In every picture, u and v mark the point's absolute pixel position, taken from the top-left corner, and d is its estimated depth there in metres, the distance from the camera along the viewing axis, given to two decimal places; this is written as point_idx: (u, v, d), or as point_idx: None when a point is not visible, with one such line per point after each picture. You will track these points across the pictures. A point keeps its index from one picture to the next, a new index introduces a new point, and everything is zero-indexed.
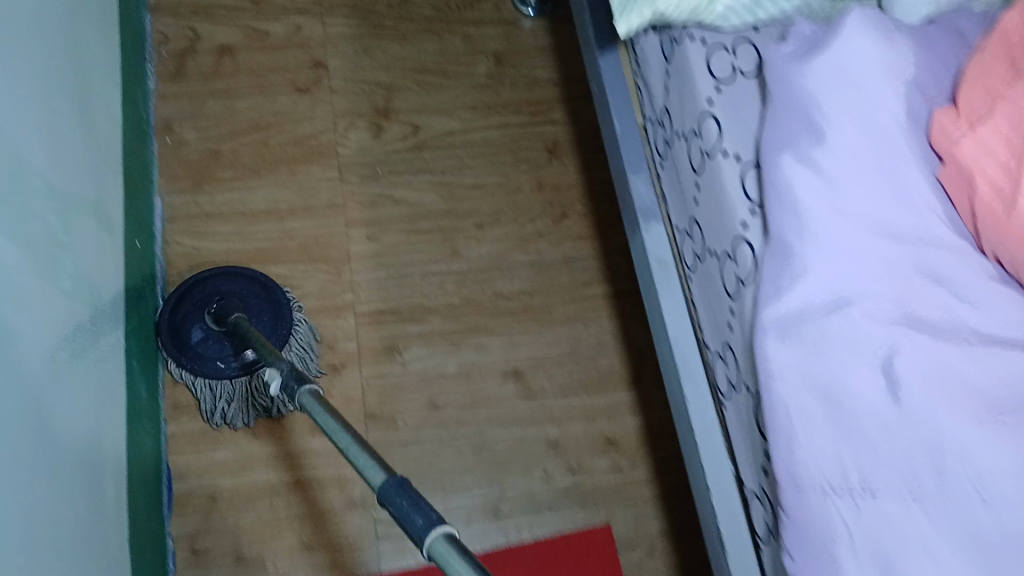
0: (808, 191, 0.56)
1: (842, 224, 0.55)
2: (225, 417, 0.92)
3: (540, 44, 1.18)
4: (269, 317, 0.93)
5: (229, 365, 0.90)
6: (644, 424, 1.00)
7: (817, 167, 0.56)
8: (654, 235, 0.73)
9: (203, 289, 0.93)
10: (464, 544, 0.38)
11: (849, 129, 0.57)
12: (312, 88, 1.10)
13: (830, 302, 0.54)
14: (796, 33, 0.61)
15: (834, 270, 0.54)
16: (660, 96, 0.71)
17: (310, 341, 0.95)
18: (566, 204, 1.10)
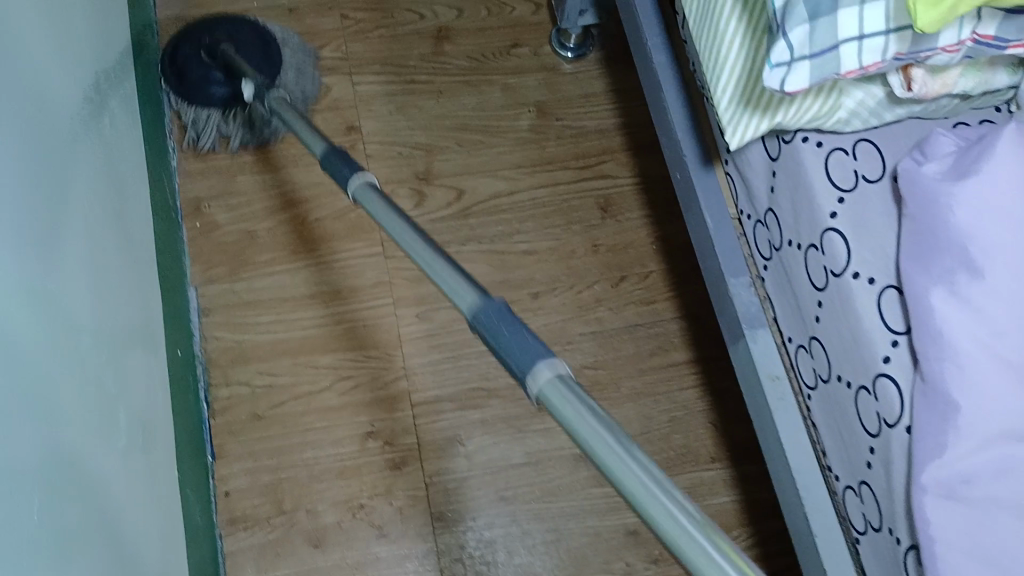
0: (967, 336, 0.53)
1: (1008, 371, 0.52)
2: (197, 134, 1.03)
3: (584, 91, 1.10)
4: (259, 59, 1.05)
5: (219, 89, 1.03)
6: (741, 505, 0.92)
7: (976, 308, 0.53)
8: (761, 345, 0.69)
9: (202, 28, 1.06)
10: (374, 186, 0.58)
11: (1009, 264, 0.53)
12: (346, 155, 1.04)
13: (1000, 462, 0.51)
14: (937, 146, 0.58)
15: (1002, 425, 0.51)
16: (764, 199, 0.69)
17: (303, 66, 1.07)
18: (625, 266, 1.02)
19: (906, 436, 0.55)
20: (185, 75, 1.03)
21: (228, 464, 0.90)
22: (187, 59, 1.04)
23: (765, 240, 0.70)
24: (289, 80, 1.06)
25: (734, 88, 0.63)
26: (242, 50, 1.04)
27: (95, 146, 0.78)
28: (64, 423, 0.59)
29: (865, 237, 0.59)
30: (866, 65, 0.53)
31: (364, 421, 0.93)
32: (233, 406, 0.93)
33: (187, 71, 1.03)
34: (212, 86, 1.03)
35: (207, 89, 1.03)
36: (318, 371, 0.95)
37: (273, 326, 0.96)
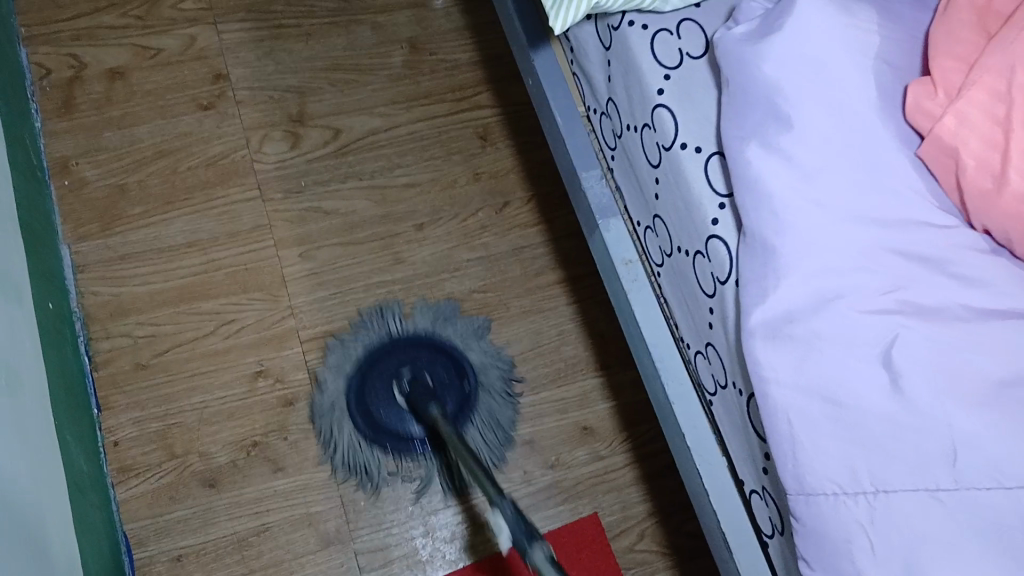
0: (775, 180, 0.57)
1: (817, 212, 0.55)
2: (347, 459, 0.89)
3: (455, 26, 1.11)
4: (442, 370, 0.92)
5: (411, 433, 0.90)
6: (622, 410, 0.95)
7: (786, 156, 0.57)
8: (614, 232, 0.72)
9: (373, 374, 0.91)
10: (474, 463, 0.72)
11: (812, 109, 0.56)
12: (216, 103, 1.04)
13: (818, 300, 0.54)
14: (748, 13, 0.62)
15: (816, 262, 0.54)
16: (604, 90, 0.72)
17: (503, 414, 0.92)
18: (506, 192, 1.04)
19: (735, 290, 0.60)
20: (371, 410, 0.90)
21: (114, 416, 0.89)
22: (375, 393, 0.91)
23: (610, 130, 0.72)
24: (489, 415, 0.92)
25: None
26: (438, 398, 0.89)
27: None
28: None
29: (692, 109, 0.64)
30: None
31: (253, 361, 0.93)
32: (115, 358, 0.91)
33: (371, 400, 0.90)
34: (405, 426, 0.90)
35: (388, 416, 0.90)
36: (202, 317, 0.94)
37: (152, 278, 0.95)
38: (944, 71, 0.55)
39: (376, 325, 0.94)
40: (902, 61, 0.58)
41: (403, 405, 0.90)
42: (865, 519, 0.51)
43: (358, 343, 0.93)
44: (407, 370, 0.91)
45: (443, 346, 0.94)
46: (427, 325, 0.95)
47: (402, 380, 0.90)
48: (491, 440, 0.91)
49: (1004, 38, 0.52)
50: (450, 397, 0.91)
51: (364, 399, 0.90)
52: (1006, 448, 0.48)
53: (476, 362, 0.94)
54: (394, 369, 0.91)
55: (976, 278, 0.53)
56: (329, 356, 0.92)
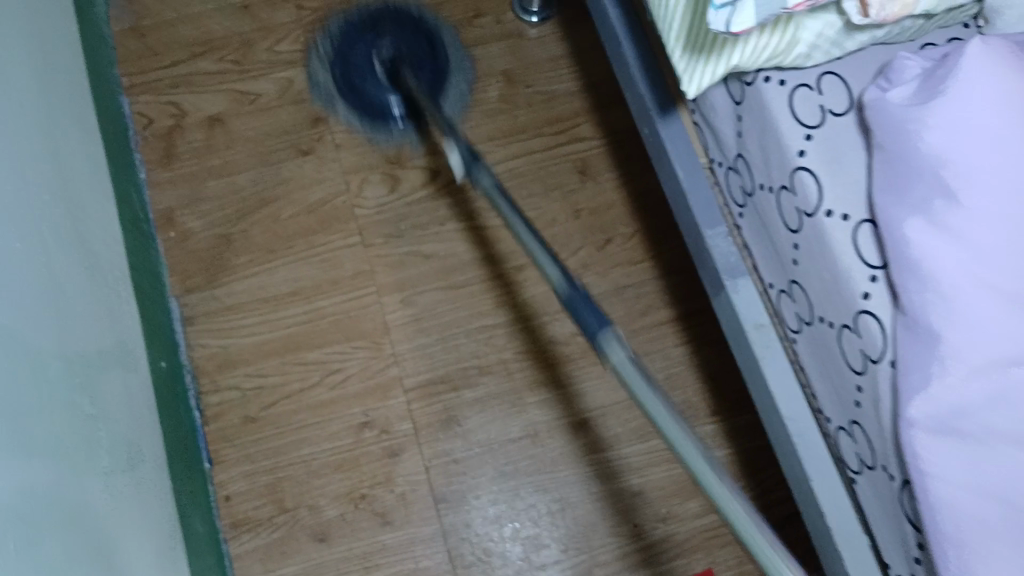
0: (946, 260, 0.49)
1: (1001, 300, 0.47)
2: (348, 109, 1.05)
3: (551, 55, 1.07)
4: (423, 44, 1.07)
5: (388, 91, 1.06)
6: (731, 458, 0.92)
7: (956, 233, 0.49)
8: (744, 294, 0.65)
9: (366, 41, 1.08)
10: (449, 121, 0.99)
11: (993, 183, 0.49)
12: (315, 147, 1.03)
13: (997, 396, 0.47)
14: (901, 71, 0.54)
15: (997, 354, 0.47)
16: (732, 144, 0.65)
17: (465, 88, 1.05)
18: (608, 228, 1.00)
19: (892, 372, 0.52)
20: (354, 84, 1.06)
21: (225, 470, 0.90)
22: (357, 61, 1.07)
23: (738, 186, 0.66)
24: (456, 86, 1.05)
25: (682, 37, 0.60)
26: (410, 53, 1.07)
27: (57, 178, 0.77)
28: (42, 457, 0.59)
29: (836, 169, 0.56)
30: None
31: (358, 412, 0.92)
32: (225, 412, 0.92)
33: (358, 74, 1.06)
34: (382, 99, 1.05)
35: (368, 88, 1.06)
36: (308, 367, 0.94)
37: (257, 328, 0.95)
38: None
39: (361, 22, 1.09)
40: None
41: (382, 80, 1.06)
42: None
43: (331, 36, 1.08)
44: (384, 49, 1.07)
45: (407, 20, 1.09)
46: (406, 21, 1.09)
47: (382, 54, 1.07)
48: (457, 96, 1.05)
49: None
50: (422, 69, 1.06)
51: (352, 90, 1.06)
52: None
53: (451, 56, 1.07)
54: (371, 53, 1.07)
55: None
56: (332, 85, 1.06)
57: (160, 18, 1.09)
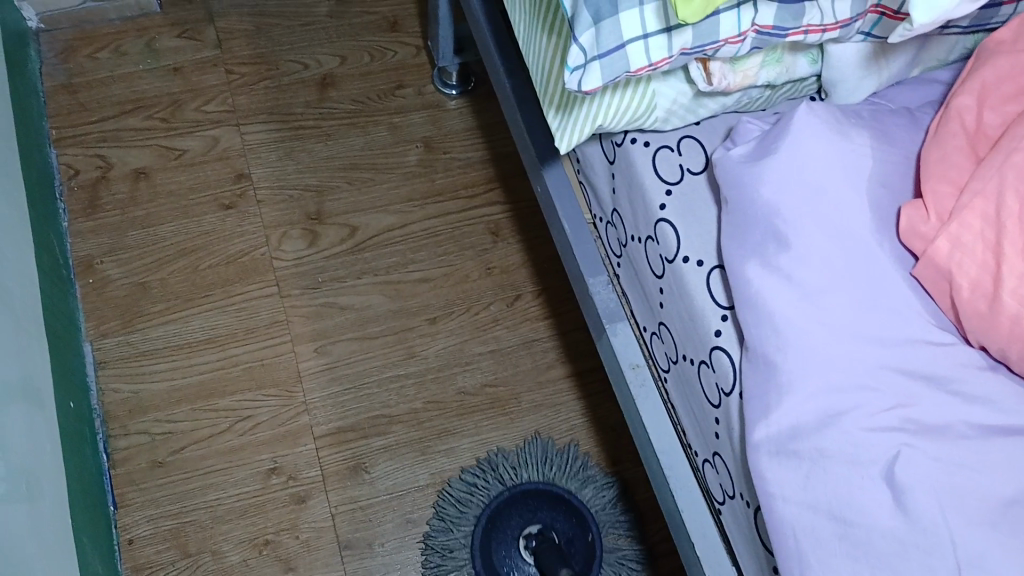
0: (774, 297, 0.56)
1: (823, 331, 0.55)
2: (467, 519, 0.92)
3: (467, 125, 1.15)
4: (561, 515, 0.92)
5: (506, 496, 0.93)
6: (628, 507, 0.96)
7: (786, 275, 0.56)
8: (622, 338, 0.72)
9: (506, 501, 0.93)
10: None
11: (815, 231, 0.56)
12: (237, 203, 1.07)
13: (822, 416, 0.54)
14: (745, 134, 0.63)
15: (821, 377, 0.54)
16: (609, 200, 0.74)
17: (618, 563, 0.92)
18: (517, 286, 1.06)
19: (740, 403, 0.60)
20: (495, 565, 0.90)
21: (130, 514, 0.90)
22: (505, 559, 0.90)
23: (616, 239, 0.75)
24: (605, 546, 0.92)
25: (556, 98, 0.68)
26: (542, 496, 0.93)
27: None
28: None
29: (693, 222, 0.65)
30: (655, 62, 0.56)
31: (267, 458, 0.94)
32: (133, 456, 0.92)
33: (494, 551, 0.91)
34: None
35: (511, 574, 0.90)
36: (218, 414, 0.95)
37: (170, 374, 0.97)
38: (937, 195, 0.56)
39: (517, 459, 0.95)
40: (897, 181, 0.59)
41: (528, 561, 0.90)
42: None
43: (488, 488, 0.93)
44: (534, 528, 0.91)
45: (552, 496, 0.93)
46: (564, 466, 0.95)
47: (529, 535, 0.91)
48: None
49: (993, 161, 0.54)
50: (575, 550, 0.91)
51: (487, 555, 0.90)
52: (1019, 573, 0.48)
53: (592, 504, 0.94)
54: (517, 552, 0.91)
55: (978, 396, 0.53)
56: (446, 511, 0.92)
57: (93, 76, 1.13)
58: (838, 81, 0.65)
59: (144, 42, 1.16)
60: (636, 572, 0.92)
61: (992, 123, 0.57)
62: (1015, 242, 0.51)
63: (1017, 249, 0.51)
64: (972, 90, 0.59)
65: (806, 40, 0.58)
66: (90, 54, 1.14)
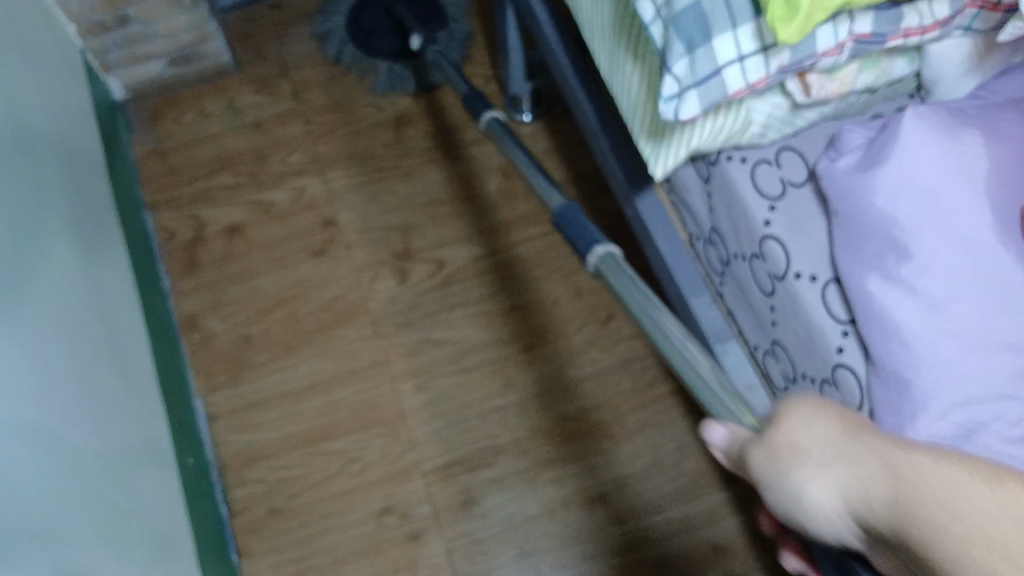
0: (902, 312, 0.55)
1: (956, 345, 0.54)
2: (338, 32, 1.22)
3: (543, 148, 1.15)
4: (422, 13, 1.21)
5: (386, 24, 1.20)
6: (746, 523, 0.93)
7: (912, 287, 0.55)
8: (733, 356, 0.71)
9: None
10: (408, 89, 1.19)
11: (934, 240, 0.55)
12: (328, 249, 1.10)
13: (960, 432, 0.53)
14: (848, 142, 0.60)
15: (960, 394, 0.53)
16: (706, 219, 0.73)
17: (460, 39, 1.20)
18: (610, 305, 1.05)
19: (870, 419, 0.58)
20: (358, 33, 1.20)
21: (254, 562, 0.92)
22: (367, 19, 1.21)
23: (716, 258, 0.74)
24: (452, 35, 1.20)
25: (647, 124, 0.68)
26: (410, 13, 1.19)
27: (86, 288, 0.83)
28: (80, 546, 0.63)
29: (800, 237, 0.63)
30: (752, 82, 0.56)
31: (380, 498, 0.95)
32: (252, 505, 0.95)
33: (363, 15, 1.21)
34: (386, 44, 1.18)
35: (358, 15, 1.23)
36: (329, 458, 0.97)
37: (280, 422, 0.99)
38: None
39: None
40: (1019, 177, 0.57)
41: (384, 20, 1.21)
42: None
43: None
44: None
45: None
46: None
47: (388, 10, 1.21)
48: (451, 41, 1.19)
49: None
50: (421, 12, 1.20)
51: (356, 27, 1.21)
52: None
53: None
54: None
55: None
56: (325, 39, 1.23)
57: (181, 139, 1.18)
58: (938, 77, 0.64)
59: (225, 101, 1.20)
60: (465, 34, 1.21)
61: None
62: None
63: None
64: None
65: (906, 42, 0.59)
66: (176, 118, 1.19)
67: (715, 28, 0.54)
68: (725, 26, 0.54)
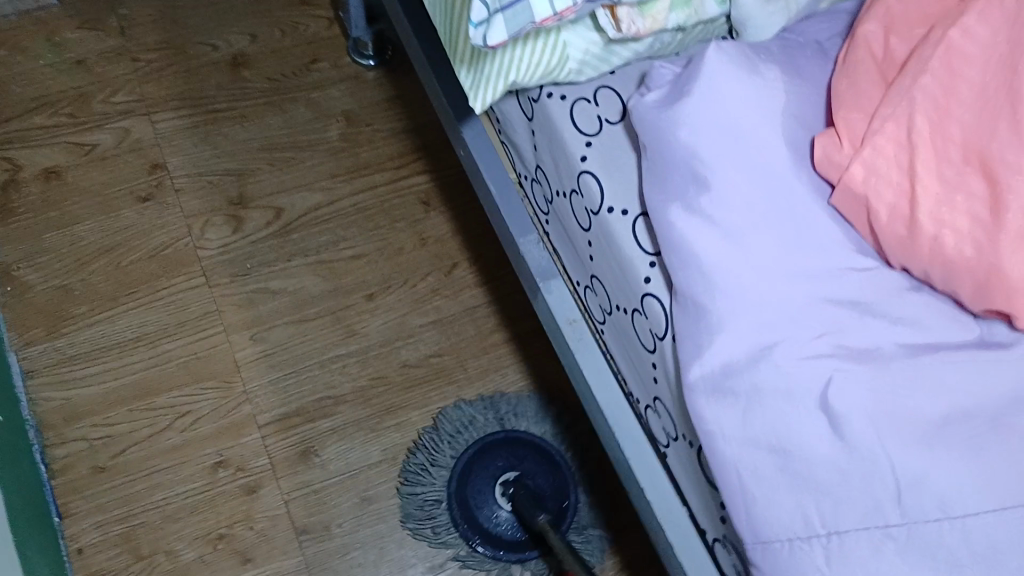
0: (699, 239, 0.57)
1: (746, 267, 0.56)
2: (430, 525, 0.92)
3: (387, 95, 1.12)
4: (549, 499, 0.93)
5: (510, 527, 0.92)
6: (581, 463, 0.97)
7: (709, 216, 0.57)
8: (556, 294, 0.72)
9: (483, 478, 0.94)
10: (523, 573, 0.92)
11: (730, 169, 0.58)
12: (155, 195, 1.04)
13: (753, 352, 0.55)
14: (658, 77, 0.64)
15: (751, 313, 0.55)
16: (530, 156, 0.74)
17: (585, 514, 0.95)
18: (453, 255, 1.05)
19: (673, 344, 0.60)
20: (476, 523, 0.92)
21: (76, 522, 0.87)
22: (477, 494, 0.93)
23: (541, 196, 0.74)
24: (576, 529, 0.94)
25: (466, 56, 0.68)
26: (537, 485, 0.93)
27: None
28: None
29: (614, 172, 0.65)
30: (560, 11, 0.56)
31: (213, 452, 0.92)
32: (72, 464, 0.89)
33: (474, 500, 0.93)
34: (504, 528, 0.92)
35: (489, 522, 0.92)
36: (157, 413, 0.93)
37: (104, 376, 0.94)
38: (850, 123, 0.57)
39: (458, 421, 0.96)
40: (812, 112, 0.60)
41: (504, 507, 0.93)
42: (825, 564, 0.51)
43: (450, 446, 0.95)
44: (512, 474, 0.94)
45: (551, 452, 0.96)
46: (526, 416, 0.98)
47: (506, 482, 0.93)
48: (585, 539, 0.94)
49: (902, 86, 0.56)
50: (549, 502, 0.93)
51: (471, 518, 0.92)
52: (960, 488, 0.50)
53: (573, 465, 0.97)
54: (496, 467, 0.94)
55: (905, 317, 0.55)
56: (408, 480, 0.93)
57: None
58: (747, 18, 0.66)
59: (40, 34, 1.11)
60: (585, 495, 0.96)
61: (899, 50, 0.59)
62: (927, 162, 0.54)
63: (930, 171, 0.54)
64: (877, 16, 0.60)
65: None
66: None
67: None
68: None
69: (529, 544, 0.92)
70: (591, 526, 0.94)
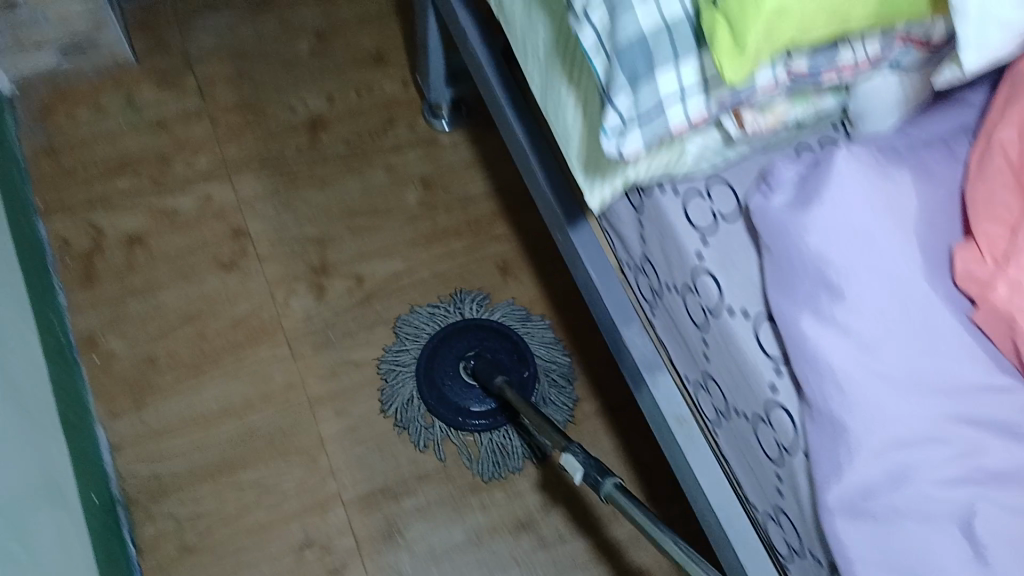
0: (835, 352, 0.52)
1: (886, 385, 0.51)
2: (406, 409, 0.96)
3: (465, 159, 1.12)
4: (512, 363, 0.98)
5: (476, 398, 0.97)
6: None
7: (843, 327, 0.52)
8: (662, 388, 0.72)
9: (451, 356, 0.99)
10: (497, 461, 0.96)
11: (868, 278, 0.53)
12: (237, 261, 1.03)
13: (893, 474, 0.50)
14: (779, 176, 0.58)
15: (892, 434, 0.50)
16: (637, 247, 0.70)
17: (556, 371, 1.00)
18: (534, 325, 1.04)
19: (804, 461, 0.57)
20: (444, 396, 0.97)
21: None
22: (442, 374, 0.98)
23: (648, 287, 0.71)
24: (550, 394, 0.99)
25: (581, 154, 0.67)
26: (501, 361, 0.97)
27: None
28: None
29: (732, 272, 0.61)
30: (693, 120, 0.53)
31: (298, 531, 0.91)
32: (160, 542, 0.89)
33: (442, 379, 0.98)
34: (470, 400, 0.97)
35: (459, 400, 0.97)
36: (243, 488, 0.92)
37: (190, 451, 0.93)
38: (991, 234, 0.53)
39: (428, 312, 1.01)
40: (943, 219, 0.56)
41: (471, 385, 0.97)
42: None
43: (421, 334, 1.00)
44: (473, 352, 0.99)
45: (513, 334, 1.00)
46: (512, 314, 1.02)
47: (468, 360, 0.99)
48: (555, 394, 0.99)
49: None
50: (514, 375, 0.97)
51: (440, 395, 0.97)
52: None
53: (544, 348, 1.02)
54: (462, 352, 0.99)
55: None
56: (385, 369, 0.98)
57: (73, 137, 1.07)
58: (866, 111, 0.63)
59: (122, 96, 1.11)
60: (555, 347, 1.01)
61: None
62: None
63: None
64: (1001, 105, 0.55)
65: (840, 78, 0.56)
66: (67, 112, 1.09)
67: (658, 61, 0.51)
68: (668, 59, 0.51)
69: (498, 422, 0.97)
70: (567, 408, 0.99)
